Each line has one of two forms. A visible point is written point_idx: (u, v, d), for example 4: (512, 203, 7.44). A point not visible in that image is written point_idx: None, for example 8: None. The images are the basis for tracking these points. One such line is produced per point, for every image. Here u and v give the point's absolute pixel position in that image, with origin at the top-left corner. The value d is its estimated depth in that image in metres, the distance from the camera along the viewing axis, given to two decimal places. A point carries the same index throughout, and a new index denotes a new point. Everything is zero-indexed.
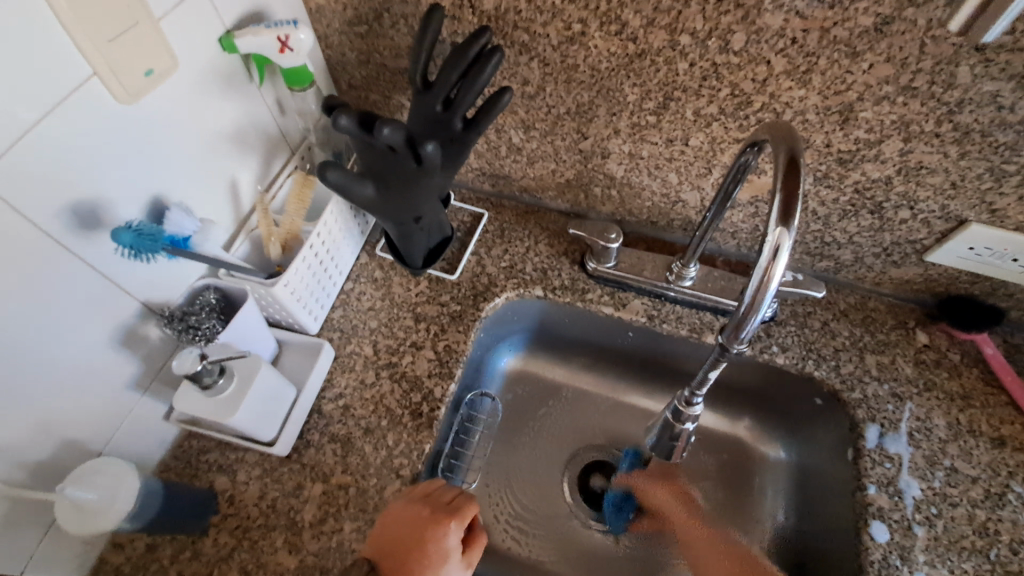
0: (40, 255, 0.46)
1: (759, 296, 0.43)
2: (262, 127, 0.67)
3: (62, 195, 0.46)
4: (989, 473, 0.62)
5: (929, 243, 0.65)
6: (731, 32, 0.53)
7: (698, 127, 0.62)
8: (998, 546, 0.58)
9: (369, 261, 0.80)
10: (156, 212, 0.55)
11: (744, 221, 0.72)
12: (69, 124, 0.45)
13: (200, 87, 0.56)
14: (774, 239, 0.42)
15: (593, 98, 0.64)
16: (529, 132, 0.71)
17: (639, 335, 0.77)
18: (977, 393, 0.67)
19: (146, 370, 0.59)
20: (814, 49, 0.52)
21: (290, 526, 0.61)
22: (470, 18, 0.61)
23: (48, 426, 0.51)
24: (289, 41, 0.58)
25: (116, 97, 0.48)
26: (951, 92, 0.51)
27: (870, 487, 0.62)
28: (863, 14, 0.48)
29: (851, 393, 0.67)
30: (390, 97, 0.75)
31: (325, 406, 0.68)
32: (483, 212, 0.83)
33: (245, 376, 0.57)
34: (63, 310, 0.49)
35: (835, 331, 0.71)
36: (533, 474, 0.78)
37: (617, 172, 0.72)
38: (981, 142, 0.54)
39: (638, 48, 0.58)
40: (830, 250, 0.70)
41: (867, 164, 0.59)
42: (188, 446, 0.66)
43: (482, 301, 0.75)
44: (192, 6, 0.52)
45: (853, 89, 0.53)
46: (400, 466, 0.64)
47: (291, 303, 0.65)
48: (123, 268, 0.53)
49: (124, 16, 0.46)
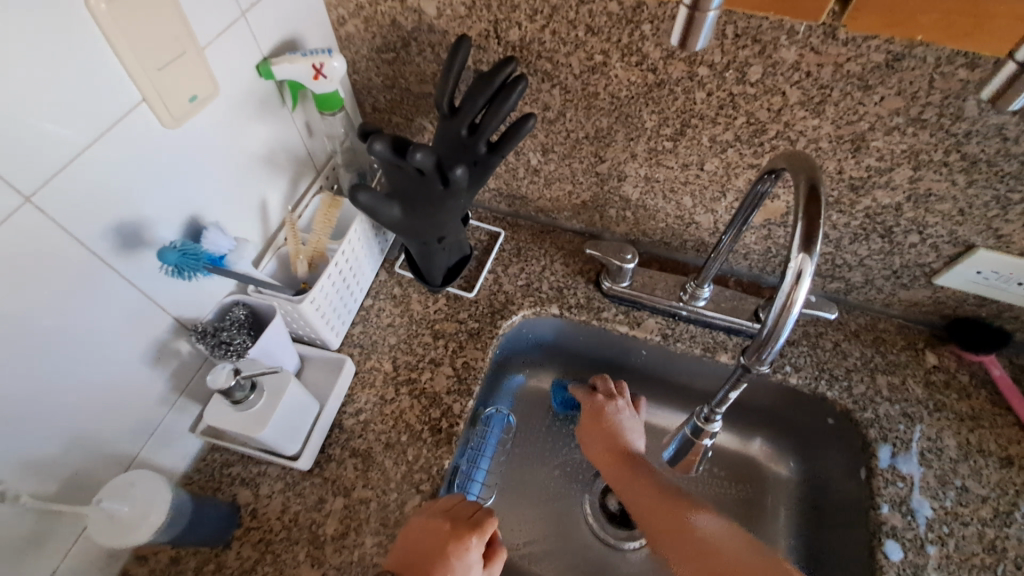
0: (85, 273, 0.48)
1: (782, 317, 0.45)
2: (290, 148, 0.69)
3: (108, 215, 0.48)
4: (998, 493, 0.63)
5: (938, 267, 0.67)
6: (748, 65, 0.56)
7: (713, 153, 0.65)
8: (1007, 564, 0.59)
9: (388, 277, 0.81)
10: (193, 231, 0.57)
11: (756, 243, 0.74)
12: (119, 146, 0.47)
13: (238, 111, 0.59)
14: (797, 265, 0.43)
15: (612, 124, 0.67)
16: (547, 154, 0.74)
17: (653, 353, 0.78)
18: (985, 414, 0.68)
19: (176, 384, 0.60)
20: (828, 82, 0.54)
21: (313, 540, 0.62)
22: (496, 48, 0.64)
23: (82, 440, 0.52)
24: (323, 68, 0.61)
25: (161, 121, 0.50)
26: (959, 124, 0.53)
27: (884, 506, 0.63)
28: (875, 50, 0.51)
29: (863, 413, 0.68)
30: (412, 120, 0.78)
31: (346, 421, 0.69)
32: (499, 231, 0.85)
33: (274, 391, 0.59)
34: (102, 325, 0.50)
35: (846, 351, 0.73)
36: (548, 493, 0.79)
37: (632, 195, 0.74)
38: (987, 172, 0.56)
39: (657, 78, 0.60)
40: (841, 272, 0.72)
41: (878, 191, 0.61)
42: (210, 460, 0.67)
43: (500, 318, 0.77)
44: (234, 35, 0.55)
45: (864, 119, 0.56)
46: (420, 481, 0.65)
47: (316, 319, 0.67)
48: (161, 284, 0.55)
49: (173, 46, 0.48)
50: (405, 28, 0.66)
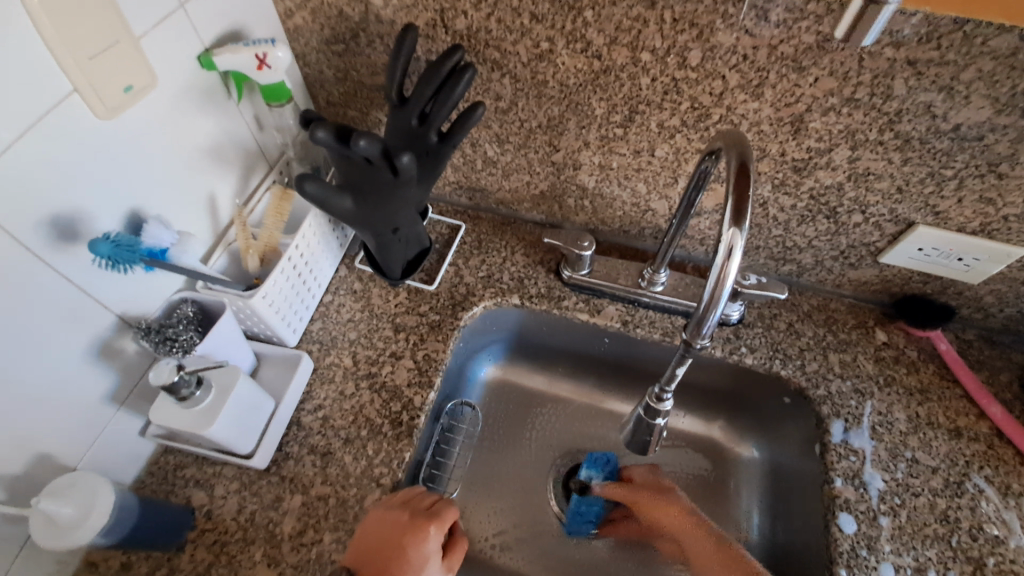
0: (18, 269, 0.46)
1: (717, 289, 0.45)
2: (239, 142, 0.68)
3: (40, 208, 0.47)
4: (948, 463, 0.65)
5: (883, 245, 0.69)
6: (687, 49, 0.57)
7: (662, 138, 0.66)
8: (959, 533, 0.60)
9: (348, 273, 0.80)
10: (133, 225, 0.56)
11: (711, 228, 0.75)
12: (49, 138, 0.46)
13: (179, 102, 0.58)
14: (728, 240, 0.44)
15: (563, 113, 0.67)
16: (502, 145, 0.74)
17: (614, 341, 0.79)
18: (934, 387, 0.70)
19: (122, 384, 0.59)
20: (764, 64, 0.56)
21: (269, 539, 0.60)
22: (444, 37, 0.64)
23: (17, 444, 0.50)
24: (267, 58, 0.60)
25: (95, 112, 0.48)
26: (890, 103, 0.55)
27: (837, 480, 0.64)
28: (806, 32, 0.52)
29: (816, 390, 0.69)
30: (367, 114, 0.77)
31: (304, 418, 0.68)
32: (460, 224, 0.85)
33: (223, 387, 0.57)
34: (38, 323, 0.49)
35: (799, 331, 0.74)
36: (515, 485, 0.78)
37: (588, 183, 0.75)
38: (920, 149, 0.58)
39: (603, 65, 0.61)
40: (792, 254, 0.74)
41: (820, 171, 0.63)
42: (163, 462, 0.65)
43: (461, 310, 0.76)
44: (172, 24, 0.54)
45: (801, 101, 0.57)
46: (380, 475, 0.64)
47: (269, 315, 0.66)
48: (101, 280, 0.53)
49: (105, 35, 0.47)
50: (353, 19, 0.66)
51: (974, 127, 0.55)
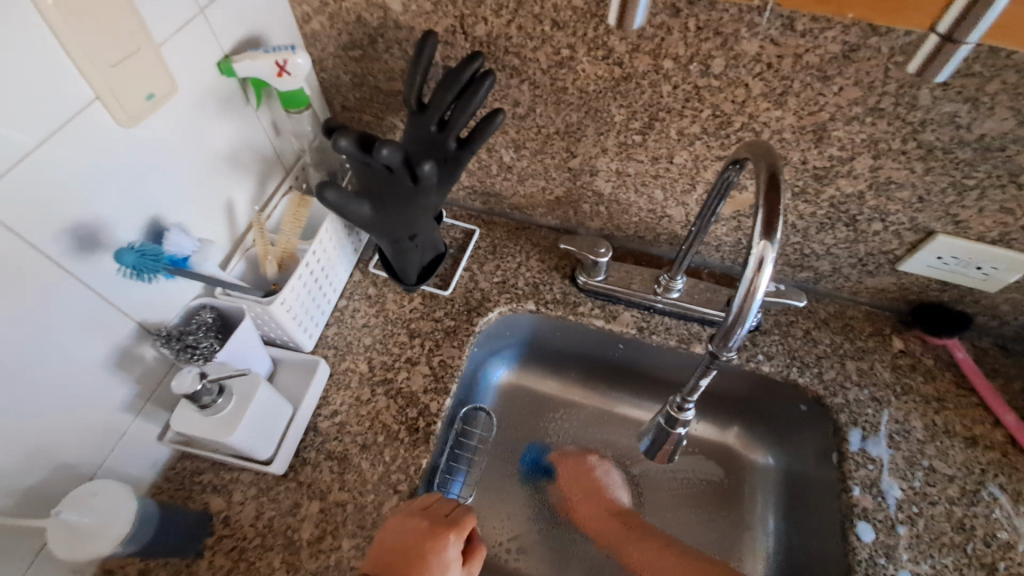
0: (40, 278, 0.46)
1: (747, 301, 0.45)
2: (256, 148, 0.68)
3: (62, 217, 0.46)
4: (965, 472, 0.65)
5: (901, 254, 0.69)
6: (711, 57, 0.56)
7: (682, 146, 0.65)
8: (975, 541, 0.60)
9: (363, 278, 0.80)
10: (154, 232, 0.56)
11: (727, 234, 0.75)
12: (72, 147, 0.45)
13: (199, 109, 0.57)
14: (758, 252, 0.44)
15: (581, 119, 0.67)
16: (519, 151, 0.74)
17: (629, 347, 0.79)
18: (950, 396, 0.70)
19: (141, 391, 0.59)
20: (788, 73, 0.55)
21: (288, 546, 0.60)
22: (463, 43, 0.64)
23: (38, 451, 0.50)
24: (287, 65, 0.60)
25: (116, 120, 0.48)
26: (914, 113, 0.55)
27: (855, 488, 0.64)
28: (831, 42, 0.52)
29: (834, 398, 0.69)
30: (383, 118, 0.77)
31: (321, 424, 0.68)
32: (474, 229, 0.85)
33: (243, 395, 0.58)
34: (60, 331, 0.49)
35: (816, 338, 0.74)
36: (529, 490, 0.78)
37: (605, 189, 0.75)
38: (943, 159, 0.57)
39: (624, 72, 0.60)
40: (809, 261, 0.74)
41: (841, 180, 0.63)
42: (181, 467, 0.65)
43: (476, 316, 0.76)
44: (192, 31, 0.54)
45: (825, 110, 0.57)
46: (397, 481, 0.64)
47: (287, 320, 0.66)
48: (122, 288, 0.53)
49: (128, 43, 0.47)
50: (371, 24, 0.66)
51: (996, 138, 0.54)
